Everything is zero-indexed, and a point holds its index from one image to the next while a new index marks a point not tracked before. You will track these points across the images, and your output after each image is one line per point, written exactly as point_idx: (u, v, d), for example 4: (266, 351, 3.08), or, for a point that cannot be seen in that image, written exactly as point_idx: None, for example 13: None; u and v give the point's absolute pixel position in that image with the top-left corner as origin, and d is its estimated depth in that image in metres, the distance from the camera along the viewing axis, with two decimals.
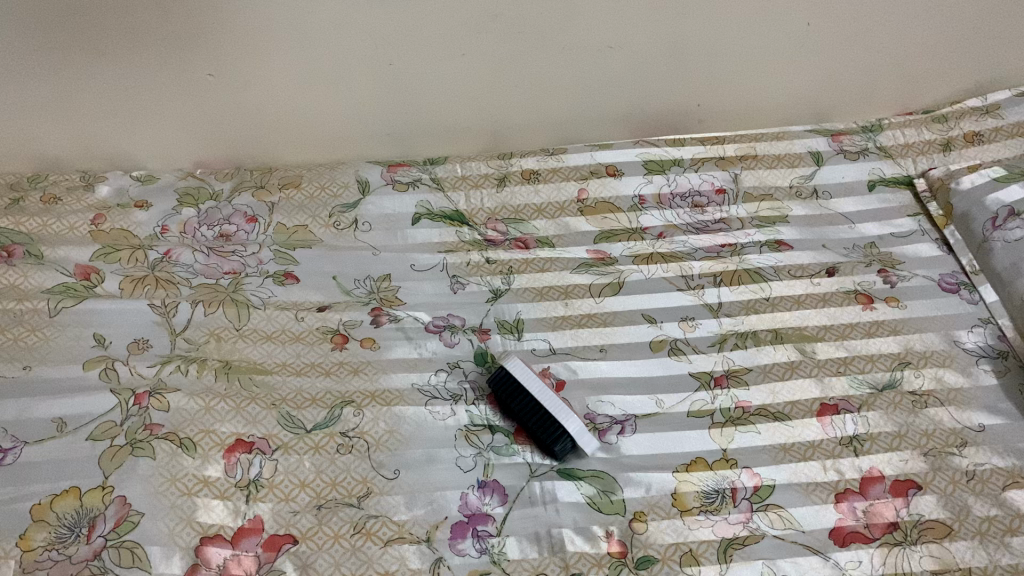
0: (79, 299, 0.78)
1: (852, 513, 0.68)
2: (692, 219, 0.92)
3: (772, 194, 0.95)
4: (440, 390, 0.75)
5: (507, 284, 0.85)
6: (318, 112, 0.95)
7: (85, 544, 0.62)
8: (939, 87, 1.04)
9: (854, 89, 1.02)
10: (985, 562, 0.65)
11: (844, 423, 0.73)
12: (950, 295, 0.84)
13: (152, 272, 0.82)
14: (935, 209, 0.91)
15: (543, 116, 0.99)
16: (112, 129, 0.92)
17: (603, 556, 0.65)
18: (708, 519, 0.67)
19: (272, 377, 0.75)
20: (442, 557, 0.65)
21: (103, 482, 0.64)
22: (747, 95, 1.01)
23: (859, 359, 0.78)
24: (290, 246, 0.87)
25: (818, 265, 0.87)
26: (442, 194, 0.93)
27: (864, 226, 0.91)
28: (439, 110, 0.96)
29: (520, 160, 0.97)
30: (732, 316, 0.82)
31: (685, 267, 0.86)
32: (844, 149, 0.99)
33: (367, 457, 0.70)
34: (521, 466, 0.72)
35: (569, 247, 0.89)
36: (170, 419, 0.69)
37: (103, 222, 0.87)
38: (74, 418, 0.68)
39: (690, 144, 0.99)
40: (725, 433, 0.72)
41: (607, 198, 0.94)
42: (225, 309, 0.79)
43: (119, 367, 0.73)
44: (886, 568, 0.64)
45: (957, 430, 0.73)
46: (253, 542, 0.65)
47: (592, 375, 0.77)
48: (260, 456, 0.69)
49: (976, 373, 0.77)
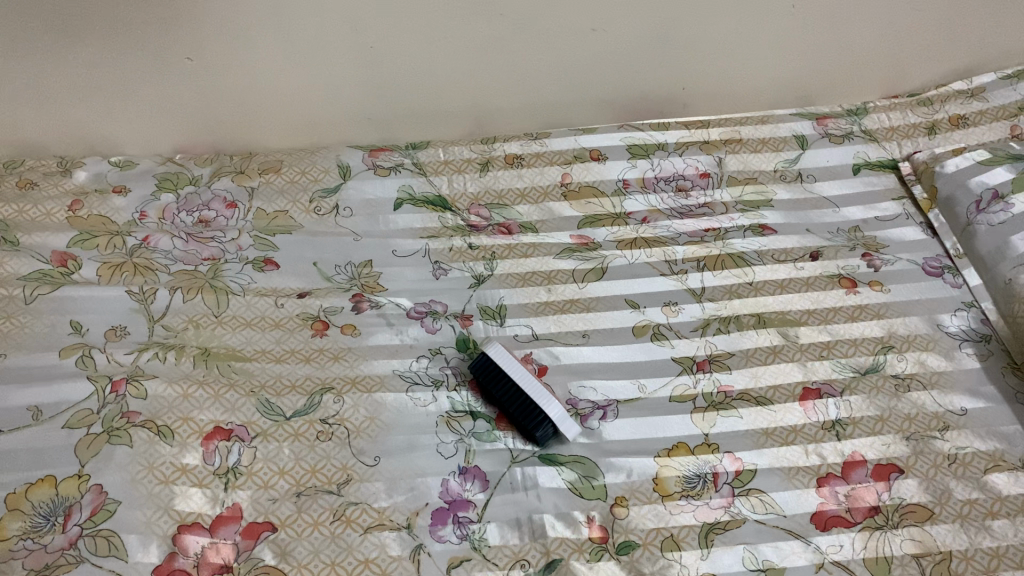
0: (56, 285, 0.77)
1: (834, 497, 0.68)
2: (675, 203, 0.92)
3: (757, 178, 0.94)
4: (421, 376, 0.75)
5: (489, 269, 0.84)
6: (299, 96, 0.94)
7: (60, 533, 0.61)
8: (925, 70, 1.03)
9: (839, 72, 1.02)
10: (966, 545, 0.65)
11: (826, 407, 0.73)
12: (933, 278, 0.83)
13: (130, 259, 0.81)
14: (920, 192, 0.91)
15: (527, 99, 0.99)
16: (90, 114, 0.91)
17: (584, 542, 0.65)
18: (689, 504, 0.67)
19: (251, 364, 0.74)
20: (422, 544, 0.65)
21: (80, 471, 0.64)
22: (732, 78, 1.00)
23: (842, 343, 0.78)
24: (270, 232, 0.86)
25: (802, 249, 0.86)
26: (424, 178, 0.92)
27: (849, 210, 0.91)
28: (421, 94, 0.96)
29: (503, 145, 0.96)
30: (715, 300, 0.81)
31: (668, 251, 0.86)
32: (829, 132, 0.98)
33: (347, 444, 0.70)
34: (503, 452, 0.71)
35: (552, 232, 0.89)
36: (149, 407, 0.68)
37: (80, 208, 0.86)
38: (50, 406, 0.68)
39: (675, 128, 0.98)
40: (707, 418, 0.72)
41: (591, 182, 0.93)
42: (204, 296, 0.79)
43: (96, 355, 0.72)
44: (867, 552, 0.64)
45: (939, 414, 0.73)
46: (232, 530, 0.65)
47: (574, 361, 0.76)
48: (239, 444, 0.69)
49: (959, 357, 0.77)
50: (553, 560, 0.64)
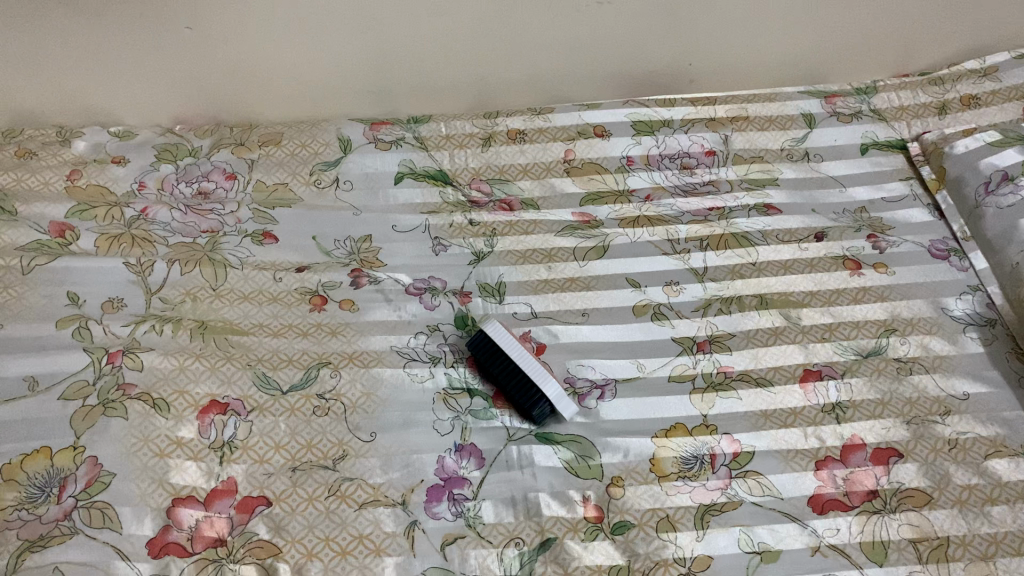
0: (53, 256, 0.77)
1: (832, 481, 0.67)
2: (680, 181, 0.91)
3: (763, 157, 0.93)
4: (419, 352, 0.74)
5: (489, 246, 0.83)
6: (300, 67, 0.92)
7: (55, 504, 0.61)
8: (937, 49, 1.01)
9: (849, 49, 1.00)
10: (964, 531, 0.64)
11: (826, 390, 0.72)
12: (939, 261, 0.82)
13: (128, 230, 0.81)
14: (928, 173, 0.90)
15: (530, 74, 0.97)
16: (89, 83, 0.90)
17: (579, 521, 0.65)
18: (685, 485, 0.67)
19: (248, 338, 0.74)
20: (417, 521, 0.65)
21: (75, 442, 0.64)
22: (739, 54, 0.99)
23: (843, 326, 0.77)
24: (270, 205, 0.85)
25: (807, 229, 0.85)
26: (426, 153, 0.91)
27: (855, 190, 0.90)
28: (424, 67, 0.94)
29: (506, 120, 0.95)
30: (717, 281, 0.80)
31: (671, 231, 0.85)
32: (838, 111, 0.97)
33: (343, 420, 0.69)
34: (500, 430, 0.71)
35: (554, 209, 0.88)
36: (144, 379, 0.68)
37: (79, 178, 0.85)
38: (46, 376, 0.68)
39: (680, 105, 0.96)
40: (706, 399, 0.72)
41: (594, 159, 0.92)
42: (202, 269, 0.78)
43: (92, 327, 0.72)
44: (864, 536, 0.64)
45: (941, 398, 0.72)
46: (226, 504, 0.65)
47: (573, 339, 0.76)
48: (235, 418, 0.69)
49: (963, 341, 0.76)
50: (547, 539, 0.64)
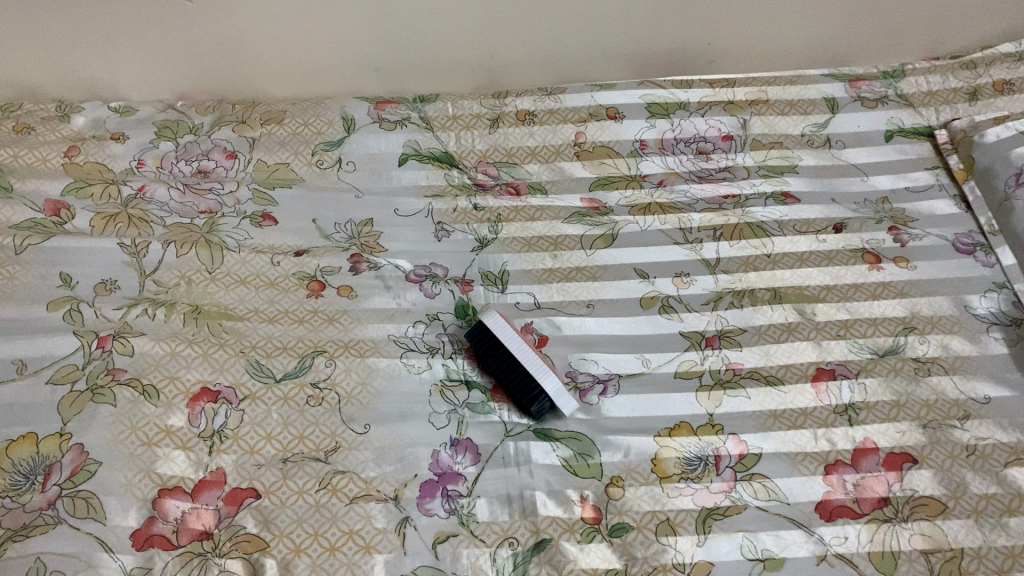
0: (47, 235, 0.75)
1: (842, 486, 0.64)
2: (694, 167, 0.87)
3: (782, 142, 0.89)
4: (417, 342, 0.72)
5: (494, 232, 0.81)
6: (304, 42, 0.90)
7: (39, 492, 0.60)
8: (970, 31, 0.97)
9: (876, 30, 0.96)
10: (979, 543, 0.61)
11: (839, 390, 0.69)
12: (964, 256, 0.78)
13: (125, 209, 0.79)
14: (956, 163, 0.86)
15: (542, 52, 0.94)
16: (89, 56, 0.88)
17: (576, 522, 0.63)
18: (687, 487, 0.64)
19: (242, 324, 0.72)
20: (409, 517, 0.63)
21: (62, 429, 0.62)
22: (760, 34, 0.95)
23: (860, 323, 0.74)
24: (270, 186, 0.83)
25: (825, 220, 0.81)
26: (432, 134, 0.89)
27: (877, 179, 0.86)
28: (432, 44, 0.91)
29: (515, 100, 0.92)
30: (729, 273, 0.77)
31: (684, 219, 0.81)
32: (862, 96, 0.93)
33: (336, 411, 0.67)
34: (497, 425, 0.69)
35: (562, 194, 0.85)
36: (134, 364, 0.66)
37: (76, 154, 0.83)
38: (35, 360, 0.66)
39: (697, 86, 0.93)
40: (713, 397, 0.69)
41: (606, 142, 0.89)
42: (198, 250, 0.76)
43: (84, 309, 0.70)
44: (873, 546, 0.61)
45: (960, 402, 0.69)
46: (214, 495, 0.63)
47: (576, 332, 0.73)
48: (226, 406, 0.67)
49: (986, 341, 0.73)
50: (542, 539, 0.62)
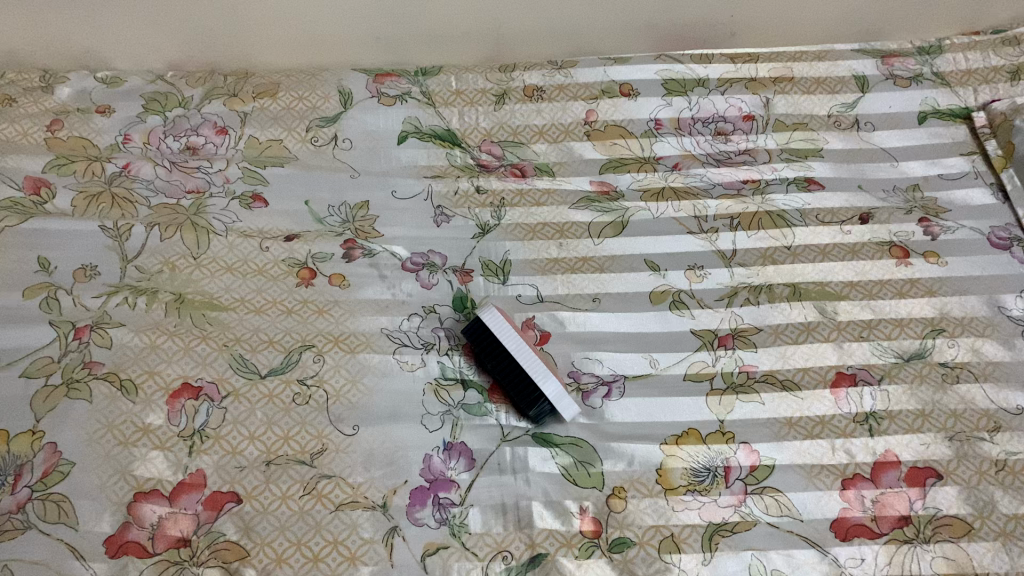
0: (25, 216, 0.70)
1: (860, 503, 0.60)
2: (713, 148, 0.82)
3: (807, 123, 0.84)
4: (411, 336, 0.68)
5: (496, 218, 0.76)
6: (301, 10, 0.85)
7: (9, 494, 0.57)
8: (1013, 5, 0.90)
9: (911, 3, 0.89)
10: (1006, 568, 0.57)
11: (860, 397, 0.65)
12: (1000, 251, 0.73)
13: (109, 188, 0.74)
14: (994, 149, 0.80)
15: (553, 23, 0.88)
16: (75, 23, 0.84)
17: (574, 535, 0.59)
18: (694, 500, 0.60)
19: (227, 314, 0.68)
20: (397, 527, 0.59)
21: (34, 427, 0.59)
22: (786, 6, 0.89)
23: (884, 323, 0.69)
24: (261, 165, 0.79)
25: (851, 210, 0.76)
26: (433, 110, 0.84)
27: (908, 165, 0.80)
28: (436, 14, 0.86)
29: (523, 74, 0.87)
30: (746, 266, 0.72)
31: (699, 206, 0.76)
32: (895, 74, 0.87)
33: (324, 410, 0.64)
34: (494, 429, 0.65)
35: (570, 176, 0.80)
36: (112, 358, 0.63)
37: (59, 128, 0.79)
38: (7, 353, 0.62)
39: (718, 62, 0.87)
40: (724, 402, 0.65)
41: (618, 121, 0.83)
42: (183, 234, 0.72)
43: (61, 296, 0.66)
44: (892, 569, 0.57)
45: (990, 412, 0.64)
46: (193, 499, 0.60)
47: (581, 329, 0.69)
48: (208, 404, 0.63)
49: (1020, 346, 0.68)
50: (538, 554, 0.58)
